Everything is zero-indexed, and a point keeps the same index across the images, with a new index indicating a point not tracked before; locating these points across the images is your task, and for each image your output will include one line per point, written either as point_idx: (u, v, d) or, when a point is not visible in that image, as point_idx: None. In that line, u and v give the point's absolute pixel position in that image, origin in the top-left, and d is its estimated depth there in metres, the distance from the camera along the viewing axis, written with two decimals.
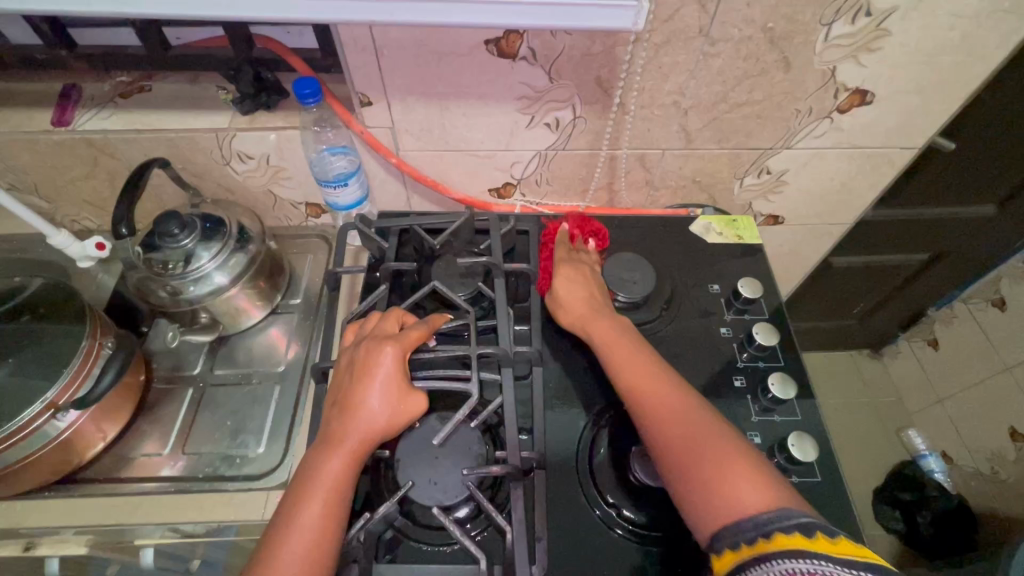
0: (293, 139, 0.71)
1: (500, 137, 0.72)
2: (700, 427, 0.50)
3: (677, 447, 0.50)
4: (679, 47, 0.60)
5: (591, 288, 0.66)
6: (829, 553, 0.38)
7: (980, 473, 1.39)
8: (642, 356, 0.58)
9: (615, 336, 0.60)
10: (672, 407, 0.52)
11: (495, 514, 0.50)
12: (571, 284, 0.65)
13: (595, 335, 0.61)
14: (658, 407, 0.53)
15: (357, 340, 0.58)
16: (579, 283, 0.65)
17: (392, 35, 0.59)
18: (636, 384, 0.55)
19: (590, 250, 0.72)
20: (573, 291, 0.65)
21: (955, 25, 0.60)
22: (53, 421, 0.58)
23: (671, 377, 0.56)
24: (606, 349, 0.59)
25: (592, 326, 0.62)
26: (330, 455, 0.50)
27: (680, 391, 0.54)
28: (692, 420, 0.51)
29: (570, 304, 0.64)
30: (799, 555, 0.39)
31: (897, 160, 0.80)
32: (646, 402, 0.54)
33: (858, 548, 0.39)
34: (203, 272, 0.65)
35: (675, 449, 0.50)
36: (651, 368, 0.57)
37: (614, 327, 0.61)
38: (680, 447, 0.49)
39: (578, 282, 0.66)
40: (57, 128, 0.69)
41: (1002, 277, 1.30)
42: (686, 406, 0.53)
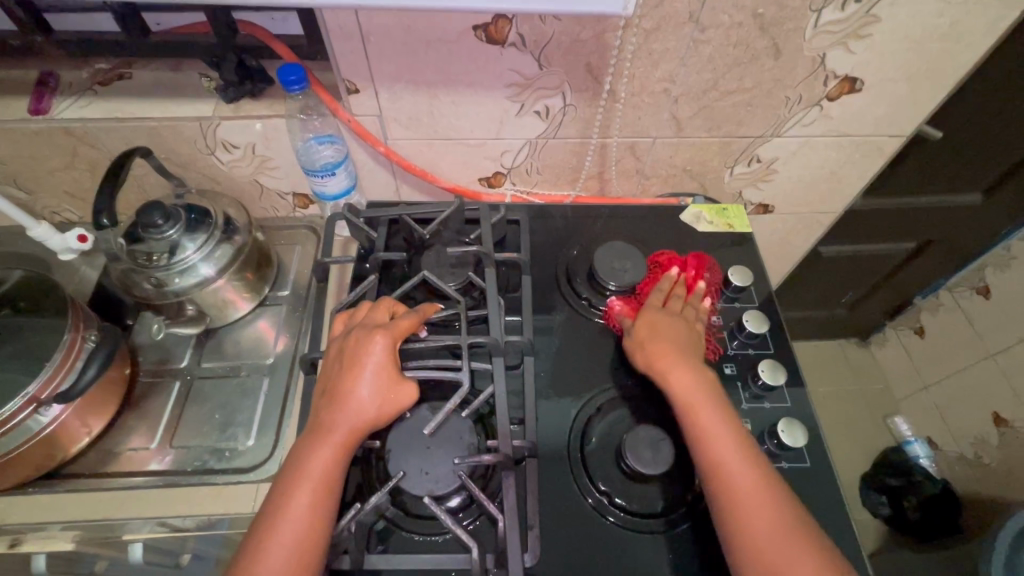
0: (279, 127, 0.70)
1: (490, 126, 0.71)
2: (767, 496, 0.49)
3: (742, 511, 0.49)
4: (669, 32, 0.60)
5: (685, 337, 0.61)
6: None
7: (962, 458, 1.43)
8: (720, 405, 0.55)
9: (691, 384, 0.56)
10: (744, 470, 0.50)
11: (487, 503, 0.50)
12: (663, 328, 0.61)
13: (668, 378, 0.57)
14: (730, 466, 0.51)
15: (347, 329, 0.57)
16: (672, 332, 0.60)
17: (378, 21, 0.58)
18: (695, 411, 0.54)
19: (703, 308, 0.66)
20: (663, 339, 0.59)
21: (943, 12, 0.60)
22: (36, 415, 0.57)
23: (744, 432, 0.54)
24: (683, 393, 0.55)
25: (669, 366, 0.57)
26: (320, 445, 0.49)
27: (752, 451, 0.52)
28: (761, 488, 0.50)
29: (653, 349, 0.59)
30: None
31: (886, 147, 0.80)
32: (718, 459, 0.51)
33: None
34: (189, 263, 0.64)
35: (740, 513, 0.49)
36: (726, 420, 0.54)
37: (694, 374, 0.57)
38: (744, 512, 0.49)
39: (674, 331, 0.61)
40: (35, 117, 0.67)
41: (986, 265, 1.32)
42: (757, 469, 0.51)
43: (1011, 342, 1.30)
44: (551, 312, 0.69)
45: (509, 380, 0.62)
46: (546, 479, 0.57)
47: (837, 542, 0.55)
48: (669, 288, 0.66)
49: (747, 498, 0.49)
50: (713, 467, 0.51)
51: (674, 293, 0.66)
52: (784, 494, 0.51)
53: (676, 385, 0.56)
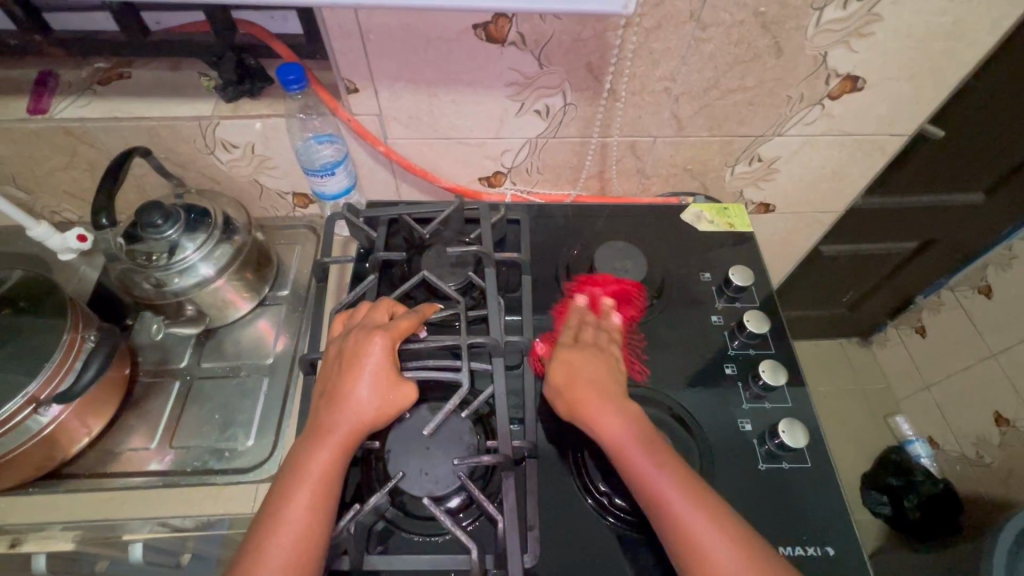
0: (279, 127, 0.70)
1: (491, 125, 0.71)
2: (735, 544, 0.46)
3: (699, 548, 0.46)
4: (670, 31, 0.60)
5: (609, 373, 0.58)
6: None
7: (964, 457, 1.43)
8: (662, 451, 0.52)
9: (625, 432, 0.52)
10: (703, 521, 0.47)
11: (487, 504, 0.49)
12: (582, 367, 0.57)
13: (602, 427, 0.53)
14: (688, 519, 0.47)
15: (346, 330, 0.57)
16: (590, 367, 0.58)
17: (378, 20, 0.57)
18: (627, 449, 0.51)
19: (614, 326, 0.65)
20: (586, 382, 0.56)
21: (946, 10, 0.60)
22: (35, 415, 0.57)
23: (694, 476, 0.50)
24: (621, 445, 0.52)
25: (600, 416, 0.54)
26: (319, 446, 0.49)
27: (708, 495, 0.49)
28: (724, 535, 0.47)
29: (580, 396, 0.55)
30: None
31: (887, 147, 0.80)
32: (665, 503, 0.48)
33: None
34: (188, 263, 0.64)
35: (696, 551, 0.46)
36: (671, 467, 0.50)
37: (626, 420, 0.53)
38: (701, 548, 0.46)
39: (593, 367, 0.58)
40: (33, 117, 0.67)
41: (988, 264, 1.31)
42: (701, 498, 0.48)
43: (1012, 342, 1.30)
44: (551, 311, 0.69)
45: (509, 380, 0.62)
46: (546, 479, 0.57)
47: (838, 543, 0.55)
48: (579, 317, 0.65)
49: (713, 550, 0.46)
50: (671, 524, 0.47)
51: (585, 321, 0.64)
52: (749, 533, 0.48)
53: (612, 437, 0.52)
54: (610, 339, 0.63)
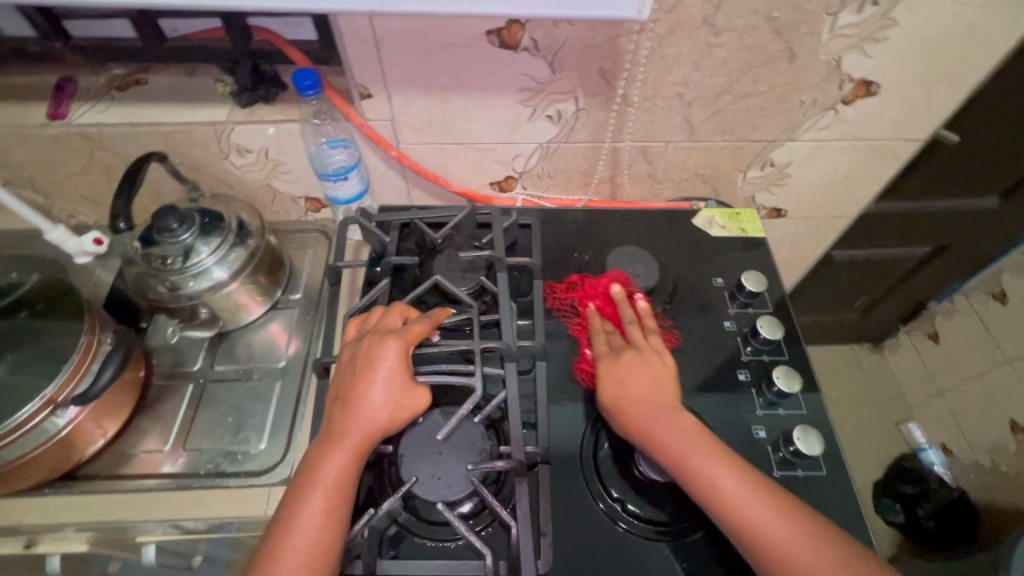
0: (293, 132, 0.70)
1: (503, 130, 0.71)
2: (794, 524, 0.48)
3: (746, 519, 0.48)
4: (683, 36, 0.60)
5: (652, 375, 0.58)
6: None
7: (978, 466, 1.40)
8: (708, 444, 0.52)
9: (657, 416, 0.55)
10: (760, 508, 0.48)
11: (499, 509, 0.49)
12: (629, 370, 0.58)
13: (638, 417, 0.55)
14: (745, 507, 0.48)
15: (360, 334, 0.57)
16: (638, 372, 0.58)
17: (391, 26, 0.58)
18: (661, 434, 0.53)
19: (642, 312, 0.66)
20: (636, 391, 0.57)
21: (962, 14, 0.59)
22: (53, 417, 0.57)
23: (743, 464, 0.52)
24: (670, 445, 0.52)
25: (638, 407, 0.55)
26: (333, 450, 0.49)
27: (760, 481, 0.50)
28: (768, 505, 0.49)
29: (632, 406, 0.56)
30: None
31: (901, 152, 0.79)
32: (706, 483, 0.50)
33: None
34: (202, 267, 0.65)
35: (744, 524, 0.48)
36: (710, 448, 0.52)
37: (658, 406, 0.55)
38: (748, 520, 0.48)
39: (641, 375, 0.58)
40: (53, 122, 0.68)
41: (1002, 270, 1.30)
42: (739, 471, 0.51)
43: None
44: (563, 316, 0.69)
45: (521, 385, 0.62)
46: (559, 485, 0.57)
47: None
48: (604, 327, 0.64)
49: (759, 519, 0.48)
50: (730, 517, 0.48)
51: (611, 329, 0.64)
52: (804, 509, 0.49)
53: (649, 425, 0.54)
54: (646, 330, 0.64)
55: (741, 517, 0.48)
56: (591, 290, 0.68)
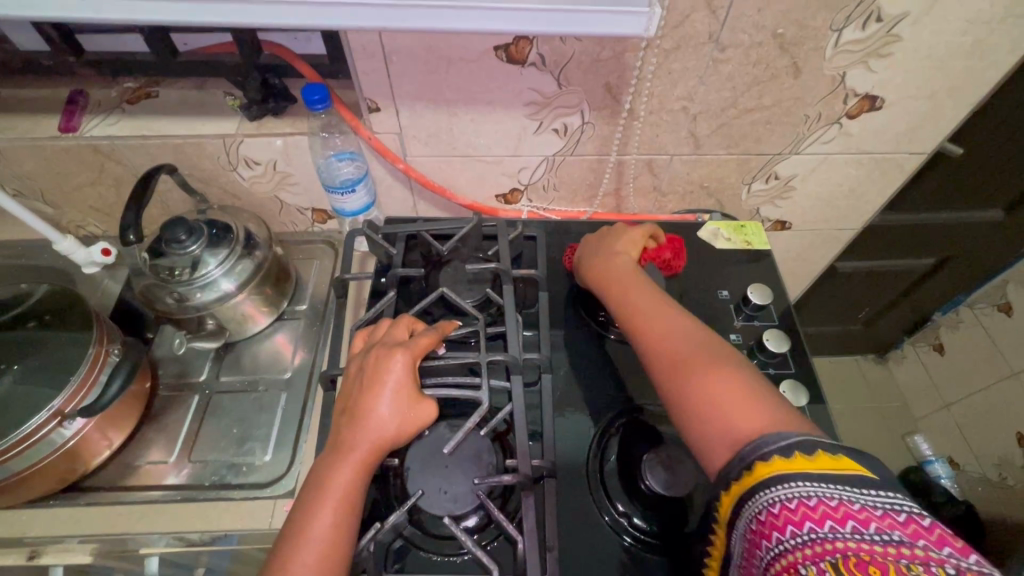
0: (301, 145, 0.71)
1: (509, 143, 0.72)
2: (716, 364, 0.50)
3: (670, 352, 0.53)
4: (688, 52, 0.60)
5: (618, 242, 0.67)
6: (810, 470, 0.38)
7: (986, 479, 1.40)
8: (660, 307, 0.59)
9: (623, 282, 0.62)
10: (686, 346, 0.53)
11: (506, 524, 0.49)
12: (606, 239, 0.69)
13: (607, 280, 0.63)
14: (672, 350, 0.53)
15: (368, 346, 0.57)
16: (612, 237, 0.69)
17: (401, 42, 0.59)
18: (618, 291, 0.61)
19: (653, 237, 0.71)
20: (597, 250, 0.68)
21: (966, 31, 0.60)
22: (59, 429, 0.57)
23: (691, 325, 0.56)
24: (622, 301, 0.60)
25: (609, 273, 0.64)
26: (341, 463, 0.49)
27: (701, 337, 0.54)
28: (697, 348, 0.53)
29: (591, 266, 0.66)
30: (784, 478, 0.38)
31: (905, 165, 0.79)
32: (645, 327, 0.57)
33: (838, 460, 0.38)
34: (210, 279, 0.65)
35: (666, 355, 0.53)
36: (661, 309, 0.58)
37: (628, 276, 0.63)
38: (672, 351, 0.53)
39: (606, 238, 0.69)
40: (64, 135, 0.69)
41: (1008, 282, 1.30)
42: (683, 327, 0.56)
43: None
44: (568, 328, 0.69)
45: (526, 397, 0.62)
46: (564, 498, 0.56)
47: None
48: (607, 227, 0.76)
49: (683, 353, 0.52)
50: (657, 356, 0.54)
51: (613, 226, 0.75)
52: (740, 364, 0.51)
53: (611, 287, 0.62)
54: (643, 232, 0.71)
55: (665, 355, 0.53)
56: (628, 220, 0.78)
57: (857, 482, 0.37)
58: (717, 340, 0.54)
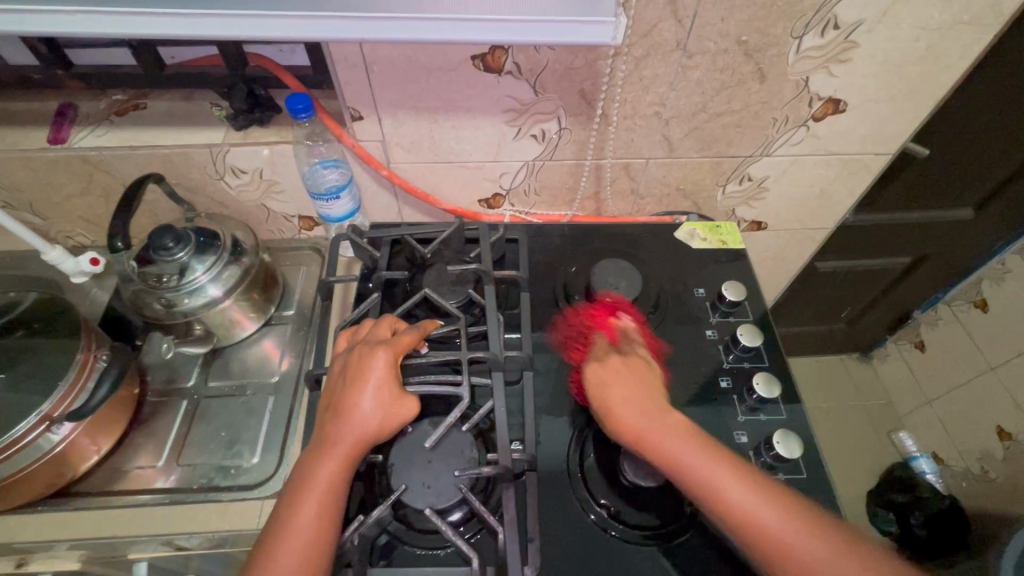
0: (286, 154, 0.73)
1: (489, 149, 0.74)
2: (814, 541, 0.48)
3: (765, 532, 0.48)
4: (658, 59, 0.63)
5: (636, 374, 0.60)
6: None
7: (969, 473, 1.41)
8: (727, 464, 0.52)
9: (677, 439, 0.53)
10: (777, 518, 0.49)
11: (488, 516, 0.51)
12: (617, 379, 0.59)
13: (654, 441, 0.54)
14: (771, 528, 0.48)
15: (350, 346, 0.59)
16: (625, 380, 0.59)
17: (382, 53, 0.61)
18: (676, 454, 0.52)
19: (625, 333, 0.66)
20: (627, 403, 0.57)
21: (919, 37, 0.63)
22: (48, 433, 0.58)
23: (761, 481, 0.51)
24: (688, 469, 0.51)
25: (651, 431, 0.54)
26: (325, 458, 0.50)
27: (779, 498, 0.50)
28: (785, 520, 0.49)
29: (629, 426, 0.55)
30: None
31: (872, 165, 0.82)
32: (724, 501, 0.50)
33: None
34: (197, 284, 0.67)
35: (764, 538, 0.48)
36: (727, 467, 0.51)
37: (674, 427, 0.54)
38: (767, 532, 0.48)
39: (618, 375, 0.59)
40: (53, 146, 0.70)
41: (983, 278, 1.33)
42: (755, 487, 0.50)
43: (1009, 355, 1.30)
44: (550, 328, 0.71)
45: (508, 395, 0.64)
46: (546, 492, 0.58)
47: None
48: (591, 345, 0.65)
49: (780, 533, 0.48)
50: (758, 541, 0.48)
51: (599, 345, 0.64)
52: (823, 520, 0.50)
53: (664, 449, 0.53)
54: (627, 342, 0.65)
55: (768, 538, 0.48)
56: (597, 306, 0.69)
57: None
58: (782, 489, 0.52)
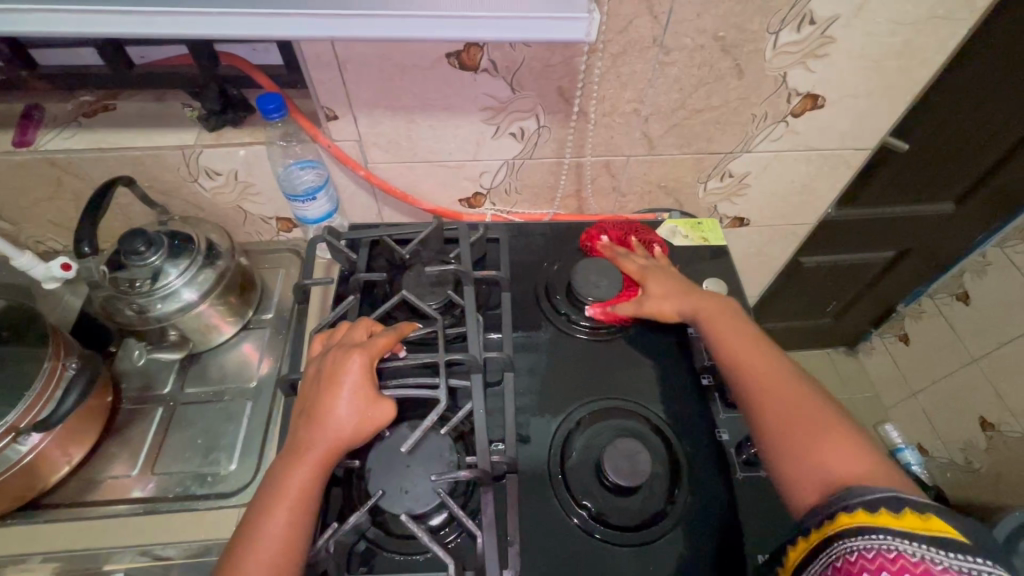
0: (260, 155, 0.71)
1: (468, 148, 0.73)
2: (806, 408, 0.54)
3: (761, 385, 0.56)
4: (635, 56, 0.62)
5: (677, 275, 0.70)
6: (895, 527, 0.41)
7: (953, 463, 1.43)
8: (759, 345, 0.60)
9: (716, 309, 0.65)
10: (778, 381, 0.56)
11: (467, 521, 0.50)
12: (664, 278, 0.69)
13: (693, 309, 0.65)
14: (773, 391, 0.56)
15: (325, 349, 0.58)
16: (671, 278, 0.69)
17: (355, 50, 0.60)
18: (710, 317, 0.64)
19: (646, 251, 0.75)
20: (678, 288, 0.68)
21: (895, 32, 0.63)
22: (14, 444, 0.57)
23: (784, 364, 0.59)
24: (716, 325, 0.63)
25: (694, 299, 0.66)
26: (297, 463, 0.50)
27: (793, 378, 0.57)
28: (788, 386, 0.56)
29: (681, 299, 0.67)
30: (867, 532, 0.41)
31: (853, 160, 0.83)
32: (736, 355, 0.60)
33: (930, 521, 0.41)
34: (171, 289, 0.65)
35: (758, 387, 0.57)
36: (755, 339, 0.61)
37: (716, 303, 0.65)
38: (763, 385, 0.56)
39: (666, 274, 0.70)
40: (19, 149, 0.68)
41: (964, 271, 1.35)
42: (772, 361, 0.59)
43: (991, 347, 1.32)
44: (531, 328, 0.70)
45: (489, 397, 0.63)
46: (528, 493, 0.57)
47: None
48: (616, 250, 0.74)
49: (774, 388, 0.56)
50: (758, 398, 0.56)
51: (628, 253, 0.74)
52: (841, 419, 0.53)
53: (702, 313, 0.65)
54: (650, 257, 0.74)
55: (768, 398, 0.55)
56: (615, 229, 0.78)
57: (947, 545, 0.39)
58: (820, 391, 0.56)
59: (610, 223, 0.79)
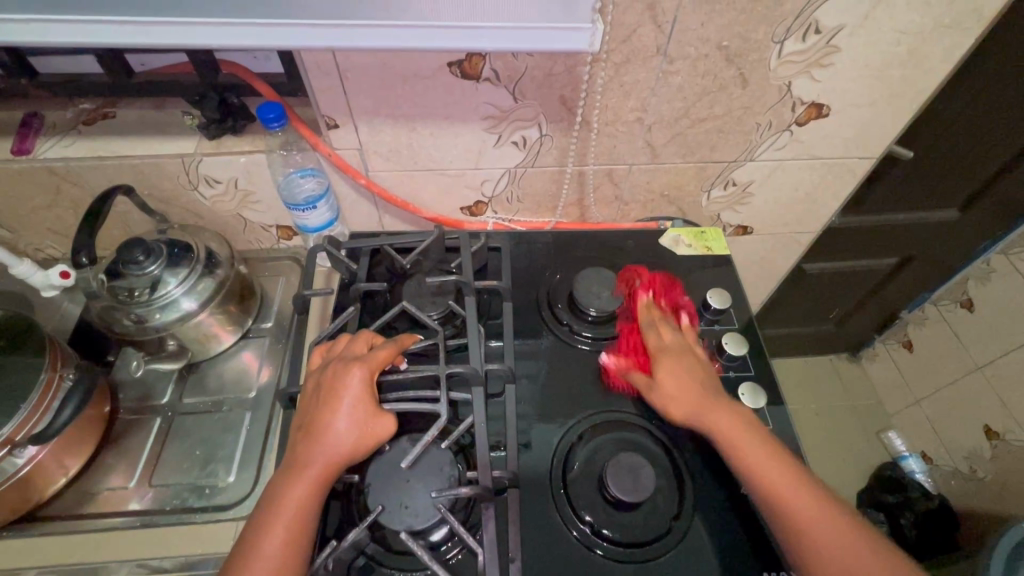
0: (260, 163, 0.71)
1: (469, 156, 0.73)
2: (856, 544, 0.50)
3: (809, 528, 0.51)
4: (638, 65, 0.62)
5: (699, 367, 0.62)
6: None
7: (957, 472, 1.41)
8: (790, 468, 0.54)
9: (740, 429, 0.56)
10: (823, 520, 0.51)
11: (467, 537, 0.49)
12: (680, 372, 0.61)
13: (716, 426, 0.57)
14: (822, 532, 0.51)
15: (325, 362, 0.57)
16: (691, 373, 0.61)
17: (356, 60, 0.59)
18: (736, 441, 0.56)
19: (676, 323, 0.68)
20: (693, 389, 0.60)
21: (901, 41, 0.63)
22: (11, 457, 0.56)
23: (814, 484, 0.54)
24: (745, 453, 0.55)
25: (717, 419, 0.57)
26: (295, 480, 0.49)
27: (830, 505, 0.52)
28: (832, 520, 0.51)
29: (692, 403, 0.59)
30: None
31: (857, 168, 0.82)
32: (774, 489, 0.53)
33: None
34: (170, 298, 0.65)
35: (806, 531, 0.51)
36: (782, 462, 0.54)
37: (739, 420, 0.57)
38: (811, 527, 0.51)
39: (684, 367, 0.62)
40: (18, 157, 0.68)
41: (968, 279, 1.34)
42: (806, 488, 0.53)
43: (995, 355, 1.31)
44: (533, 339, 0.69)
45: (490, 409, 0.62)
46: (529, 507, 0.57)
47: None
48: (649, 313, 0.67)
49: (820, 529, 0.51)
50: (786, 521, 0.52)
51: (658, 320, 0.67)
52: (887, 549, 0.51)
53: (726, 435, 0.56)
54: (679, 333, 0.66)
55: (823, 545, 0.50)
56: (656, 283, 0.71)
57: None
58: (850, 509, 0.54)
59: (646, 272, 0.72)
